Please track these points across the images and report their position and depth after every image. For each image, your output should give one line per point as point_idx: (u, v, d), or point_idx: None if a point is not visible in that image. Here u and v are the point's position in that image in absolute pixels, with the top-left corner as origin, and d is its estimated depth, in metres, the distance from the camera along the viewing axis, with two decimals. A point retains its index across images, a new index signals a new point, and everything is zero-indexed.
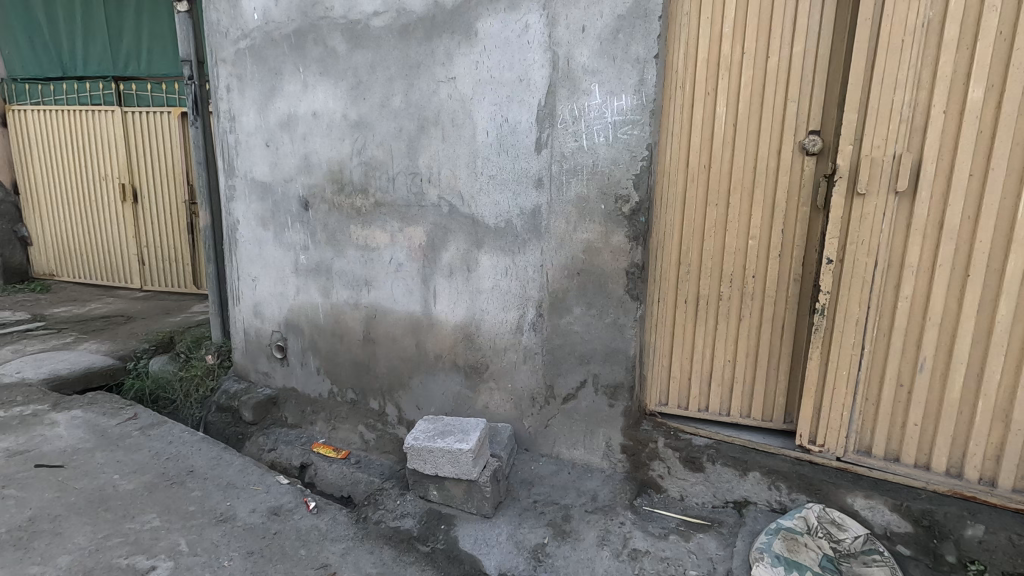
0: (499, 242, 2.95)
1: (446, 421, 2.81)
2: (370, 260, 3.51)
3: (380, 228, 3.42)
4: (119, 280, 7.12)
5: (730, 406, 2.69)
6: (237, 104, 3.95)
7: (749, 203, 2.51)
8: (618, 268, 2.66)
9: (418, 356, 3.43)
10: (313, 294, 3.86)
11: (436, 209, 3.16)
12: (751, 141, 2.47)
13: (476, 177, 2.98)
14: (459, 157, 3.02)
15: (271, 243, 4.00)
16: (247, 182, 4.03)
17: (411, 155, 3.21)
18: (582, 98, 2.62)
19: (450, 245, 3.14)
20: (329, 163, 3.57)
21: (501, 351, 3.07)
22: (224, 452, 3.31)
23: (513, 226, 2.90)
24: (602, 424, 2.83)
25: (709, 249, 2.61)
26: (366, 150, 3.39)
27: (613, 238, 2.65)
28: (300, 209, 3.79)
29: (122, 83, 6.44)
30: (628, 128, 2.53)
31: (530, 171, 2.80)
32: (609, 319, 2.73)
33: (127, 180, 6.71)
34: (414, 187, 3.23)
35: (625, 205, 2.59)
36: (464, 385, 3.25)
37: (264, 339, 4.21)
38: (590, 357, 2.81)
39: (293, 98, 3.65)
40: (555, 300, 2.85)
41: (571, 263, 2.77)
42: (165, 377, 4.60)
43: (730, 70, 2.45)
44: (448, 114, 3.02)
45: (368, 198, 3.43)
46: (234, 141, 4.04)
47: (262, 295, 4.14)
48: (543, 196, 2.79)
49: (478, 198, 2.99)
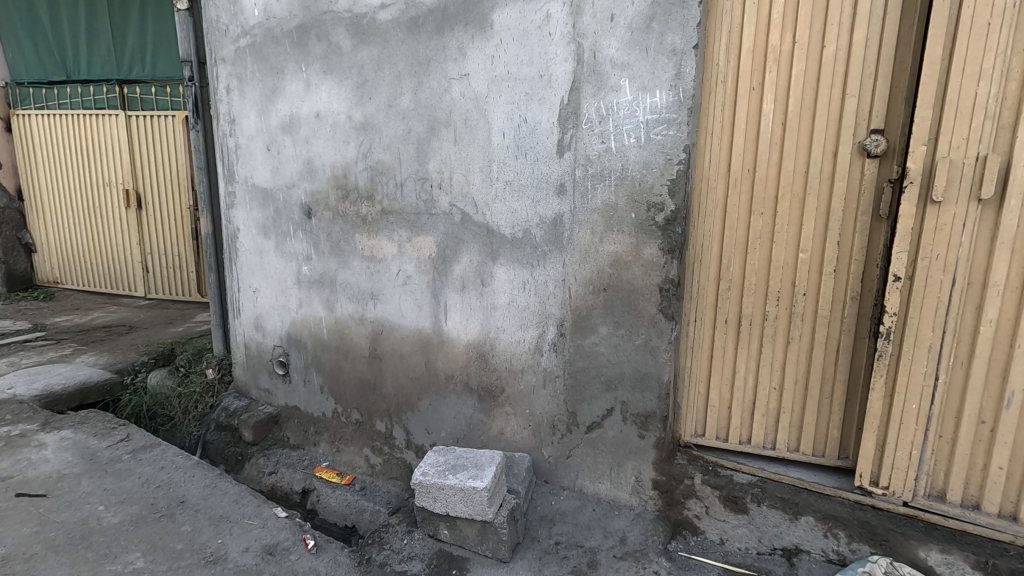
0: (517, 253, 2.69)
1: (458, 453, 2.54)
2: (376, 271, 3.26)
3: (387, 237, 3.17)
4: (123, 288, 6.95)
5: (777, 439, 2.41)
6: (237, 106, 3.73)
7: (799, 211, 2.23)
8: (651, 284, 2.38)
9: (427, 376, 3.17)
10: (317, 307, 3.62)
11: (447, 218, 2.90)
12: (802, 143, 2.19)
13: (491, 183, 2.72)
14: (473, 161, 2.76)
15: (272, 252, 3.77)
16: (249, 189, 3.81)
17: (419, 160, 2.96)
18: (610, 94, 2.34)
19: (463, 257, 2.88)
20: (333, 167, 3.33)
21: (518, 373, 2.80)
22: (219, 480, 3.07)
23: (532, 236, 2.63)
24: (631, 457, 2.55)
25: (753, 264, 2.32)
26: (372, 154, 3.15)
27: (644, 251, 2.37)
28: (303, 217, 3.55)
29: (127, 87, 6.28)
30: (663, 127, 2.25)
31: (552, 175, 2.53)
32: (640, 341, 2.44)
33: (132, 187, 6.54)
34: (423, 193, 2.98)
35: (659, 214, 2.31)
36: (477, 409, 2.99)
37: (266, 354, 3.99)
38: (618, 381, 2.52)
39: (295, 99, 3.43)
40: (579, 319, 2.57)
41: (597, 279, 2.49)
42: (163, 393, 4.38)
43: (779, 62, 2.17)
44: (460, 114, 2.76)
45: (374, 205, 3.19)
46: (234, 146, 3.82)
47: (264, 307, 3.92)
48: (566, 204, 2.51)
49: (495, 205, 2.72)
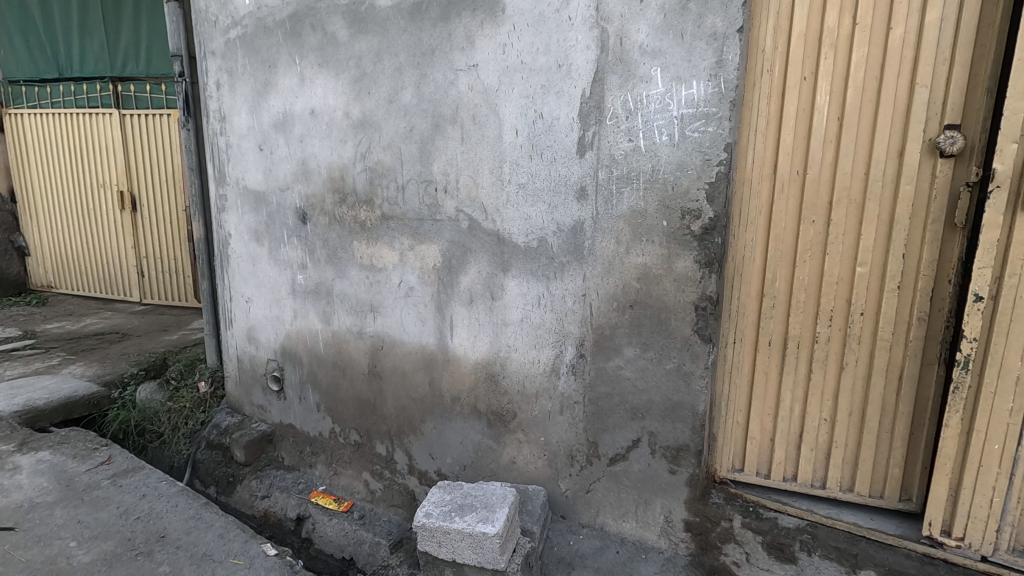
0: (532, 264, 2.41)
1: (465, 490, 2.27)
2: (375, 282, 2.99)
3: (387, 245, 2.90)
4: (117, 293, 6.71)
5: (827, 476, 2.12)
6: (228, 103, 3.47)
7: (857, 219, 1.94)
8: (685, 301, 2.09)
9: (431, 397, 2.90)
10: (313, 320, 3.36)
11: (453, 224, 2.63)
12: (862, 140, 1.90)
13: (503, 186, 2.44)
14: (481, 161, 2.49)
15: (266, 260, 3.51)
16: (240, 191, 3.55)
17: (423, 160, 2.69)
18: (639, 86, 2.06)
19: (471, 268, 2.61)
20: (330, 168, 3.07)
21: (532, 397, 2.52)
22: (204, 510, 2.81)
23: (548, 245, 2.35)
24: (659, 494, 2.27)
25: (801, 279, 2.04)
26: (371, 154, 2.88)
27: (677, 263, 2.08)
28: (298, 223, 3.29)
29: (121, 85, 6.04)
30: (701, 123, 1.96)
31: (571, 178, 2.25)
32: (672, 366, 2.16)
33: (126, 189, 6.31)
34: (426, 197, 2.71)
35: (696, 222, 2.03)
36: (486, 435, 2.71)
37: (259, 369, 3.73)
38: (645, 410, 2.24)
39: (288, 95, 3.16)
40: (601, 339, 2.29)
41: (623, 294, 2.21)
42: (152, 407, 4.13)
43: (835, 47, 1.88)
44: (468, 109, 2.49)
45: (373, 210, 2.92)
46: (225, 145, 3.56)
47: (256, 318, 3.67)
48: (587, 209, 2.23)
49: (507, 210, 2.44)
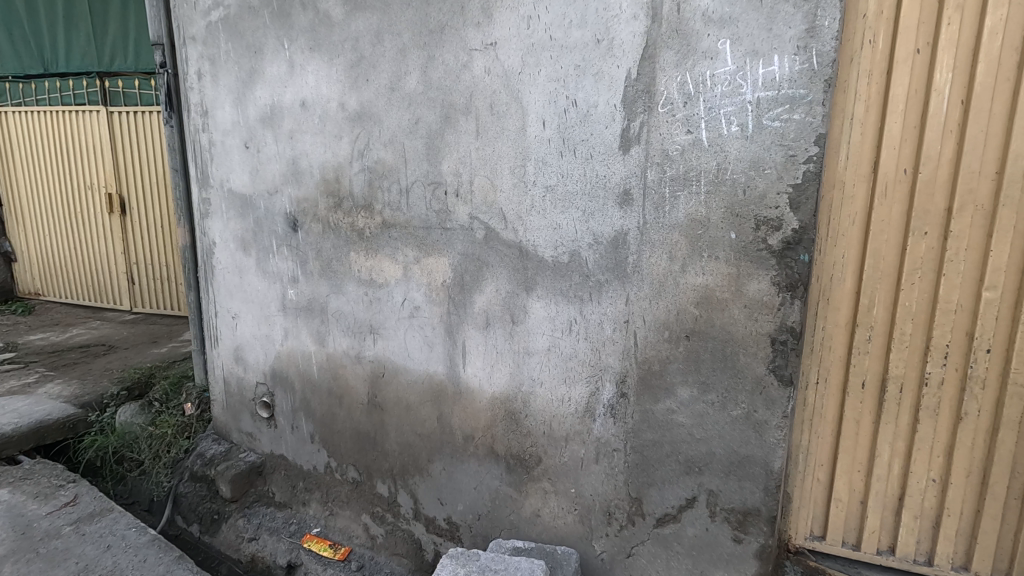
0: (562, 282, 2.00)
1: (482, 562, 1.87)
2: (375, 299, 2.59)
3: (389, 256, 2.50)
4: (106, 301, 6.35)
5: (934, 550, 1.70)
6: (210, 95, 3.08)
7: (985, 230, 1.51)
8: (758, 333, 1.67)
9: (440, 434, 2.50)
10: (305, 341, 2.96)
11: (466, 234, 2.22)
12: (993, 129, 1.47)
13: (526, 189, 2.03)
14: (501, 158, 2.08)
15: (253, 271, 3.13)
16: (225, 195, 3.15)
17: (430, 158, 2.28)
18: (701, 64, 1.64)
19: (487, 287, 2.20)
20: (323, 168, 2.67)
21: (560, 440, 2.12)
22: (176, 566, 2.43)
23: (582, 260, 1.94)
24: (720, 565, 1.85)
25: (907, 306, 1.61)
26: (370, 151, 2.47)
27: (749, 286, 1.66)
28: (288, 230, 2.89)
29: (108, 81, 5.68)
30: (783, 110, 1.55)
31: (612, 179, 1.84)
32: (739, 411, 1.74)
33: (115, 190, 5.95)
34: (434, 202, 2.30)
35: (775, 234, 1.61)
36: (505, 482, 2.31)
37: (248, 393, 3.35)
38: (704, 463, 1.83)
39: (276, 85, 2.76)
40: (647, 376, 1.88)
41: (676, 322, 1.80)
42: (132, 432, 3.75)
43: (962, 9, 1.45)
44: (484, 97, 2.08)
45: (372, 217, 2.52)
46: (208, 143, 3.17)
47: (244, 336, 3.28)
48: (632, 217, 1.82)
49: (531, 217, 2.03)
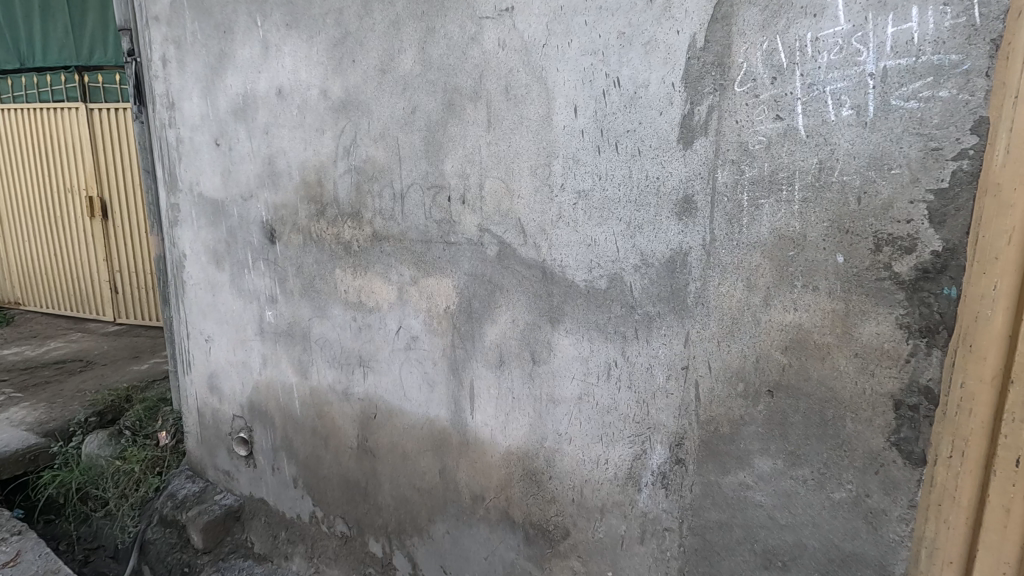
0: (598, 314, 1.57)
1: None
2: (365, 327, 2.16)
3: (381, 275, 2.06)
4: (87, 311, 5.94)
5: None
6: (176, 84, 2.65)
7: None
8: (875, 392, 1.22)
9: (443, 490, 2.06)
10: (286, 370, 2.53)
11: (475, 250, 1.78)
12: None
13: (552, 195, 1.59)
14: (519, 155, 1.64)
15: (227, 288, 2.70)
16: (195, 200, 2.73)
17: (430, 155, 1.84)
18: (800, 24, 1.19)
19: (501, 316, 1.77)
20: (304, 169, 2.24)
21: (595, 511, 1.68)
22: None
23: (625, 287, 1.51)
24: None
25: None
26: (357, 148, 2.04)
27: (862, 329, 1.21)
28: (264, 241, 2.47)
29: (88, 76, 5.28)
30: (923, 84, 1.09)
31: (668, 181, 1.40)
32: (844, 495, 1.29)
33: (95, 194, 5.54)
34: (435, 210, 1.86)
35: (905, 259, 1.15)
36: (523, 555, 1.87)
37: (224, 427, 2.93)
38: (791, 558, 1.37)
39: (249, 70, 2.33)
40: (712, 439, 1.44)
41: (755, 373, 1.36)
42: (98, 466, 3.34)
43: None
44: (498, 78, 1.65)
45: (360, 227, 2.09)
46: (176, 140, 2.73)
47: (219, 362, 2.86)
48: (694, 233, 1.38)
49: (558, 230, 1.59)
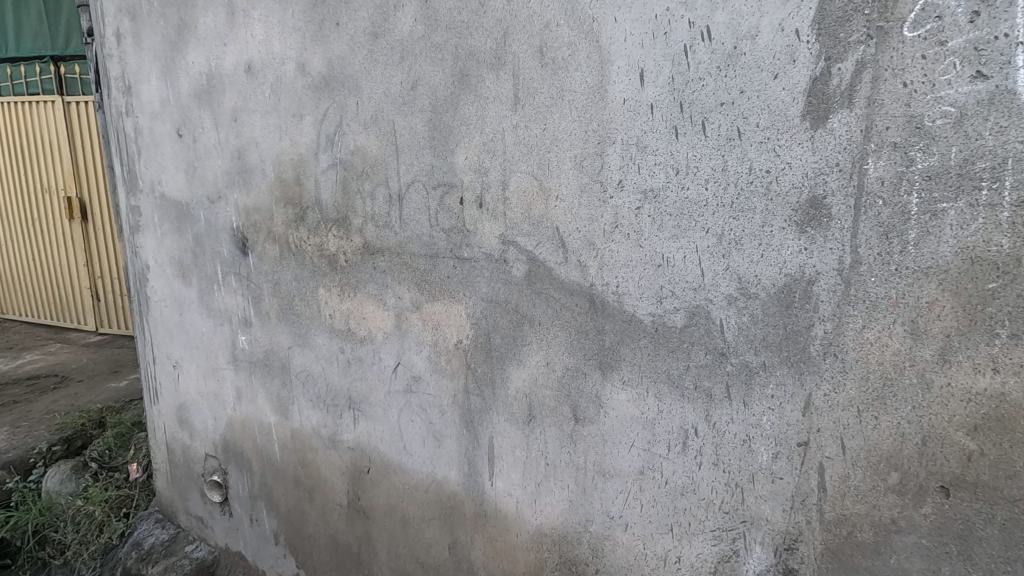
0: (671, 363, 1.13)
1: None
2: (355, 361, 1.73)
3: (374, 297, 1.63)
4: (68, 320, 5.54)
5: None
6: (132, 64, 2.21)
7: None
8: None
9: (453, 569, 1.63)
10: (263, 407, 2.11)
11: (497, 269, 1.35)
12: None
13: (607, 195, 1.15)
14: (558, 141, 1.20)
15: (195, 307, 2.27)
16: (156, 202, 2.29)
17: (436, 145, 1.40)
18: None
19: (530, 358, 1.33)
20: (279, 165, 1.80)
21: None
22: None
23: (714, 327, 1.07)
24: None
25: None
26: (343, 137, 1.60)
27: None
28: (235, 253, 2.04)
29: (64, 67, 4.86)
30: None
31: (785, 176, 0.96)
32: None
33: (74, 194, 5.14)
34: (443, 217, 1.43)
35: None
36: None
37: (196, 467, 2.50)
38: None
39: (213, 43, 1.90)
40: (843, 549, 1.01)
41: (919, 459, 0.92)
42: (58, 506, 2.92)
43: None
44: (529, 37, 1.21)
45: (348, 237, 1.65)
46: (133, 131, 2.29)
47: (188, 393, 2.43)
48: (824, 253, 0.95)
49: (613, 245, 1.16)
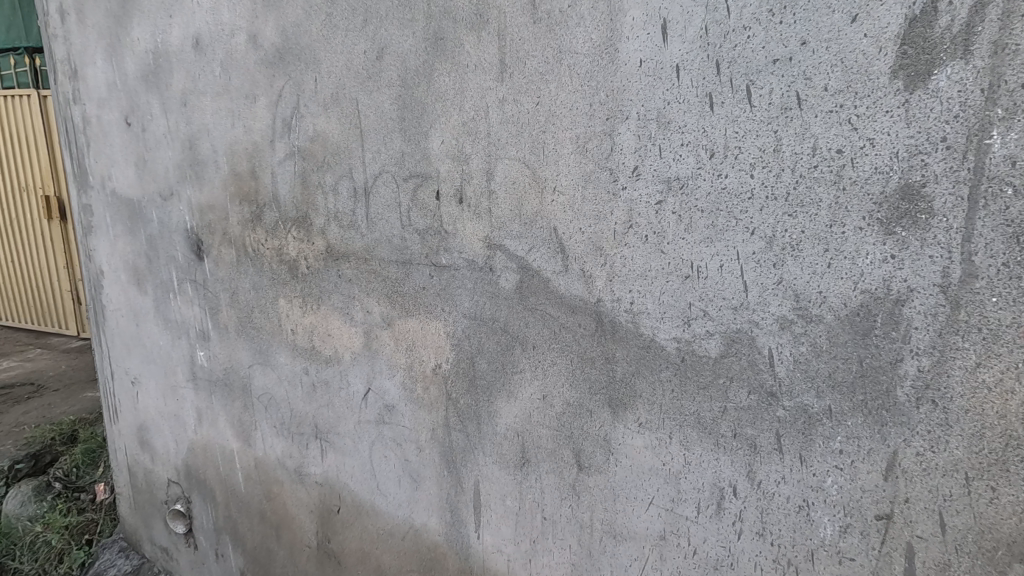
0: (703, 403, 0.87)
1: None
2: (320, 384, 1.48)
3: (340, 310, 1.38)
4: (50, 324, 5.32)
5: None
6: (75, 43, 1.95)
7: None
8: None
9: None
10: (225, 432, 1.86)
11: (481, 280, 1.09)
12: None
13: (617, 186, 0.90)
14: (556, 118, 0.94)
15: (150, 317, 2.02)
16: (106, 200, 2.03)
17: (407, 128, 1.14)
18: None
19: (522, 390, 1.08)
20: (232, 154, 1.54)
21: None
22: None
23: (762, 360, 0.81)
24: None
25: None
26: (300, 121, 1.35)
27: None
28: (189, 258, 1.79)
29: (39, 59, 4.62)
30: None
31: (865, 156, 0.71)
32: None
33: (52, 193, 4.90)
34: (416, 215, 1.17)
35: None
36: None
37: (158, 494, 2.25)
38: None
39: (158, 15, 1.64)
40: None
41: None
42: (16, 531, 2.68)
43: None
44: None
45: (309, 239, 1.40)
46: (78, 120, 2.03)
47: (146, 412, 2.18)
48: (922, 262, 0.69)
49: (626, 252, 0.90)
